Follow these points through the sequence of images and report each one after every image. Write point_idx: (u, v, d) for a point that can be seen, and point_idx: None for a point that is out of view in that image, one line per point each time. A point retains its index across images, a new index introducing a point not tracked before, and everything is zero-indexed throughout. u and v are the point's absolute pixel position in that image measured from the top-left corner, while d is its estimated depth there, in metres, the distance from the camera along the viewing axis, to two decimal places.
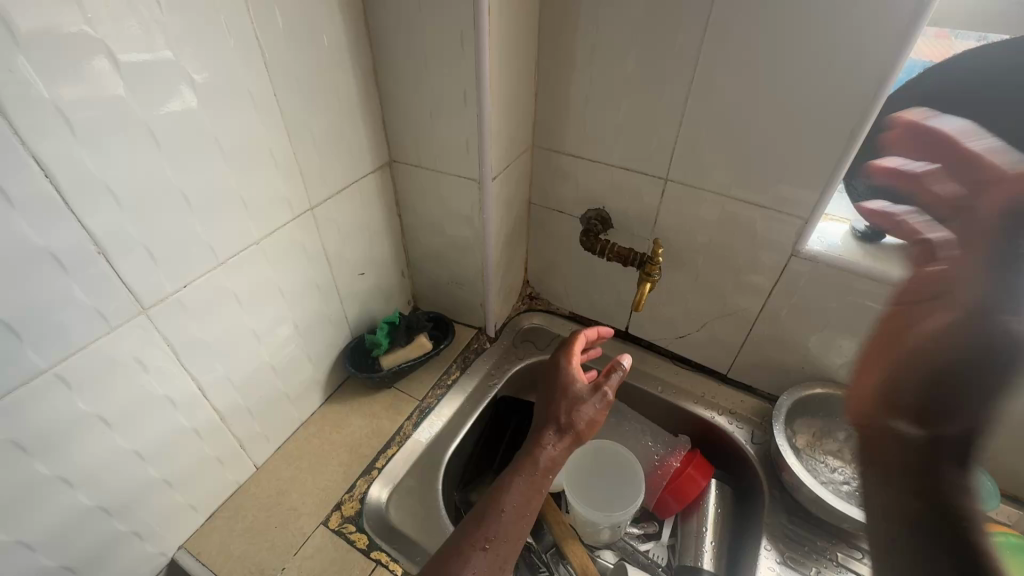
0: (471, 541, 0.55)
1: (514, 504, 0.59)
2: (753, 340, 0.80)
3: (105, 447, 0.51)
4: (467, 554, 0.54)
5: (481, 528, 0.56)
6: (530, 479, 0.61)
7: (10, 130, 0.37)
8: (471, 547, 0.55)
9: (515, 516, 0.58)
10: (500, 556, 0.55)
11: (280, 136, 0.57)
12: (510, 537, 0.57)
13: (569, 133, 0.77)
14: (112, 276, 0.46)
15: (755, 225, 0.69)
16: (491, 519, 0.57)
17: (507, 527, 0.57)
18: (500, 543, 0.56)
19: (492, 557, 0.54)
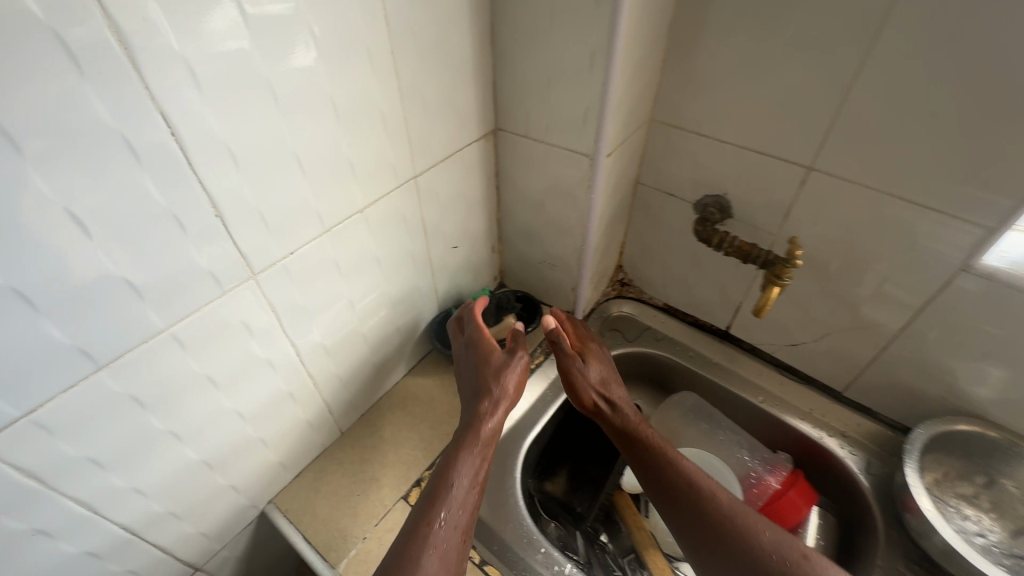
0: (424, 518, 0.52)
1: (466, 478, 0.56)
2: (885, 360, 0.70)
3: (211, 406, 0.51)
4: (427, 534, 0.51)
5: (432, 503, 0.53)
6: (475, 453, 0.57)
7: (140, 84, 0.35)
8: (427, 525, 0.51)
9: (465, 488, 0.55)
10: (456, 527, 0.52)
11: (393, 99, 0.54)
12: (464, 512, 0.54)
13: (695, 107, 0.68)
14: (227, 240, 0.45)
15: (918, 229, 0.58)
16: (444, 495, 0.54)
17: (457, 502, 0.54)
18: (455, 516, 0.53)
19: (448, 531, 0.52)
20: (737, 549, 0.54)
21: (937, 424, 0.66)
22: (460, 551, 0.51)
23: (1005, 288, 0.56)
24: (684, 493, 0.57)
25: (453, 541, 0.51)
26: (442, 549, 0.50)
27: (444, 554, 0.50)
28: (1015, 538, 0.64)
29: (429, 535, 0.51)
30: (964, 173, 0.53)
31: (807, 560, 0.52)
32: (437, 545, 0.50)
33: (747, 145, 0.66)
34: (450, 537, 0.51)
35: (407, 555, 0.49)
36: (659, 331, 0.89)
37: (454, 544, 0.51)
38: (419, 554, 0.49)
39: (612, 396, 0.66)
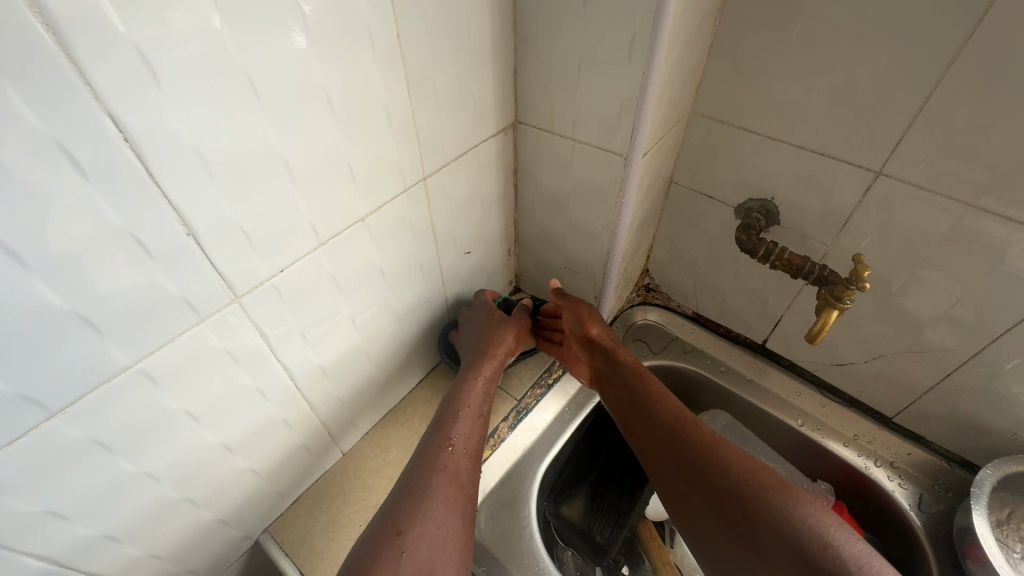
0: (435, 442, 0.54)
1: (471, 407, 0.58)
2: (948, 388, 0.62)
3: (192, 442, 0.45)
4: (435, 454, 0.52)
5: (440, 431, 0.55)
6: (480, 385, 0.60)
7: (78, 79, 0.28)
8: (434, 449, 0.53)
9: (471, 416, 0.57)
10: (465, 450, 0.54)
11: (400, 91, 0.46)
12: (471, 439, 0.56)
13: (745, 100, 0.59)
14: (203, 261, 0.38)
15: (1008, 248, 0.50)
16: (451, 422, 0.56)
17: (464, 429, 0.56)
18: (462, 441, 0.55)
19: (456, 452, 0.53)
20: (714, 479, 0.52)
21: (1007, 466, 0.60)
22: (471, 472, 0.53)
23: None
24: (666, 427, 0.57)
25: (462, 462, 0.53)
26: (452, 467, 0.52)
27: (450, 473, 0.51)
28: None
29: (435, 458, 0.52)
30: None
31: (786, 488, 0.50)
32: (446, 464, 0.52)
33: (805, 145, 0.57)
34: (458, 458, 0.53)
35: (418, 474, 0.50)
36: (687, 342, 0.82)
37: (461, 464, 0.53)
38: (426, 474, 0.50)
39: (605, 334, 0.67)
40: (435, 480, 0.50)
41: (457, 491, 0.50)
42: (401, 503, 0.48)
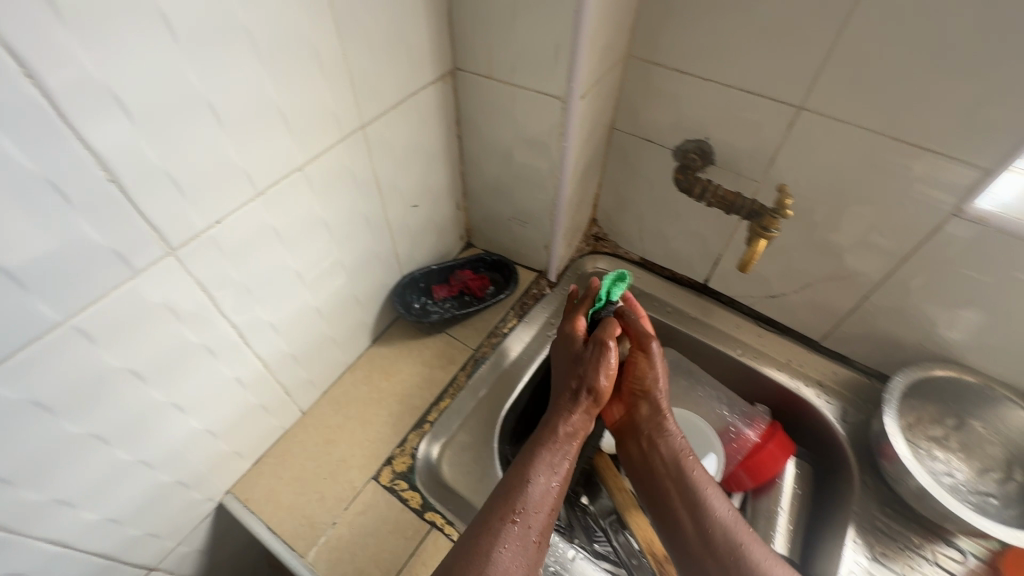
0: (498, 514, 0.50)
1: (547, 475, 0.53)
2: (865, 310, 0.69)
3: (140, 402, 0.45)
4: (498, 531, 0.48)
5: (510, 501, 0.51)
6: (555, 451, 0.56)
7: None
8: (497, 524, 0.49)
9: (546, 486, 0.53)
10: (532, 528, 0.50)
11: (327, 31, 0.45)
12: (544, 511, 0.51)
13: (676, 40, 0.61)
14: (130, 210, 0.37)
15: (911, 173, 0.55)
16: (523, 492, 0.52)
17: (538, 502, 0.51)
18: (530, 516, 0.50)
19: (523, 531, 0.49)
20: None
21: (915, 372, 0.66)
22: (535, 554, 0.49)
23: (995, 233, 0.54)
24: (718, 529, 0.53)
25: (527, 540, 0.49)
26: (514, 549, 0.48)
27: (512, 556, 0.47)
28: (981, 476, 0.65)
29: (497, 536, 0.48)
30: (965, 110, 0.49)
31: None
32: (509, 544, 0.48)
33: (733, 84, 0.60)
34: (523, 537, 0.49)
35: (473, 556, 0.46)
36: (636, 286, 0.85)
37: (526, 545, 0.49)
38: (482, 557, 0.47)
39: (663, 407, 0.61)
40: (495, 563, 0.46)
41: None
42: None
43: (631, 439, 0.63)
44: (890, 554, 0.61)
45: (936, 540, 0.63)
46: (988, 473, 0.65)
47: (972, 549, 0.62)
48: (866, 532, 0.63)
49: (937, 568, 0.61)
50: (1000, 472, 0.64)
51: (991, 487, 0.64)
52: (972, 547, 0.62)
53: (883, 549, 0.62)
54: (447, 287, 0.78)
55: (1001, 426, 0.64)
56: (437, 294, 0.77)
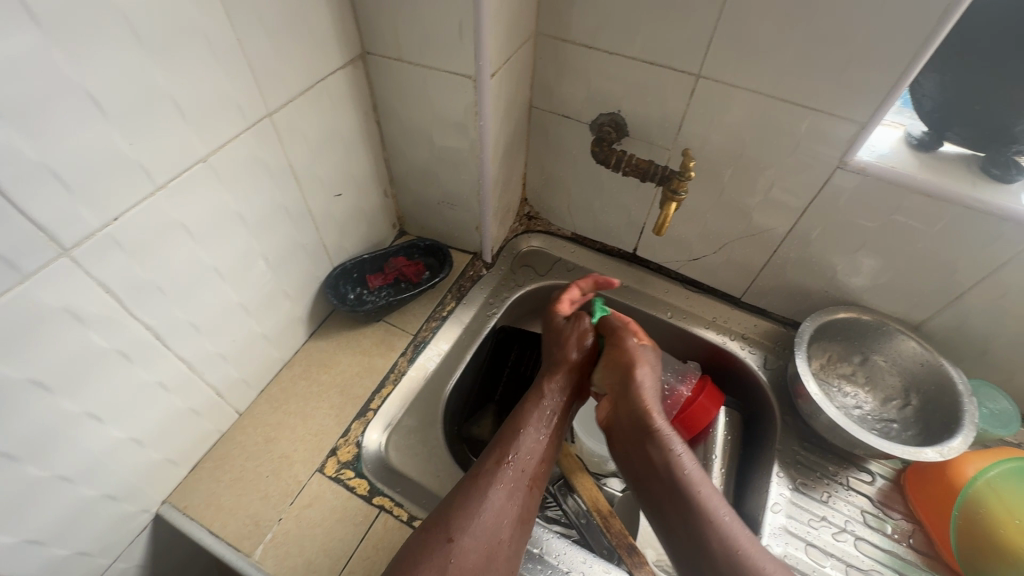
0: (493, 459, 0.55)
1: (537, 425, 0.58)
2: (775, 263, 0.74)
3: (48, 414, 0.42)
4: (494, 474, 0.53)
5: (505, 446, 0.56)
6: (546, 403, 0.60)
7: None
8: (494, 466, 0.54)
9: (536, 435, 0.57)
10: (524, 470, 0.55)
11: (216, 14, 0.43)
12: (534, 457, 0.56)
13: (580, 16, 0.63)
14: (11, 210, 0.35)
15: (799, 130, 0.59)
16: (517, 440, 0.56)
17: (531, 451, 0.56)
18: (523, 460, 0.55)
19: (515, 474, 0.54)
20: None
21: (822, 316, 0.72)
22: (527, 496, 0.54)
23: (875, 180, 0.59)
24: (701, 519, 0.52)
25: (519, 485, 0.54)
26: (508, 490, 0.53)
27: (505, 498, 0.52)
28: (885, 404, 0.72)
29: (493, 478, 0.53)
30: (837, 68, 0.53)
31: None
32: (503, 485, 0.53)
33: (637, 56, 0.62)
34: (516, 481, 0.54)
35: (468, 495, 0.51)
36: (569, 261, 0.88)
37: (519, 487, 0.53)
38: (478, 493, 0.52)
39: (650, 403, 0.58)
40: (490, 501, 0.51)
41: (508, 517, 0.51)
42: (450, 511, 0.50)
43: (620, 436, 0.60)
44: (810, 483, 0.67)
45: (851, 467, 0.69)
46: (891, 401, 0.72)
47: (881, 471, 0.69)
48: (790, 468, 0.69)
49: (851, 491, 0.67)
50: (900, 399, 0.71)
51: (894, 413, 0.71)
52: (881, 470, 0.69)
53: (803, 479, 0.68)
54: (382, 275, 0.77)
55: (898, 357, 0.70)
56: (372, 283, 0.76)
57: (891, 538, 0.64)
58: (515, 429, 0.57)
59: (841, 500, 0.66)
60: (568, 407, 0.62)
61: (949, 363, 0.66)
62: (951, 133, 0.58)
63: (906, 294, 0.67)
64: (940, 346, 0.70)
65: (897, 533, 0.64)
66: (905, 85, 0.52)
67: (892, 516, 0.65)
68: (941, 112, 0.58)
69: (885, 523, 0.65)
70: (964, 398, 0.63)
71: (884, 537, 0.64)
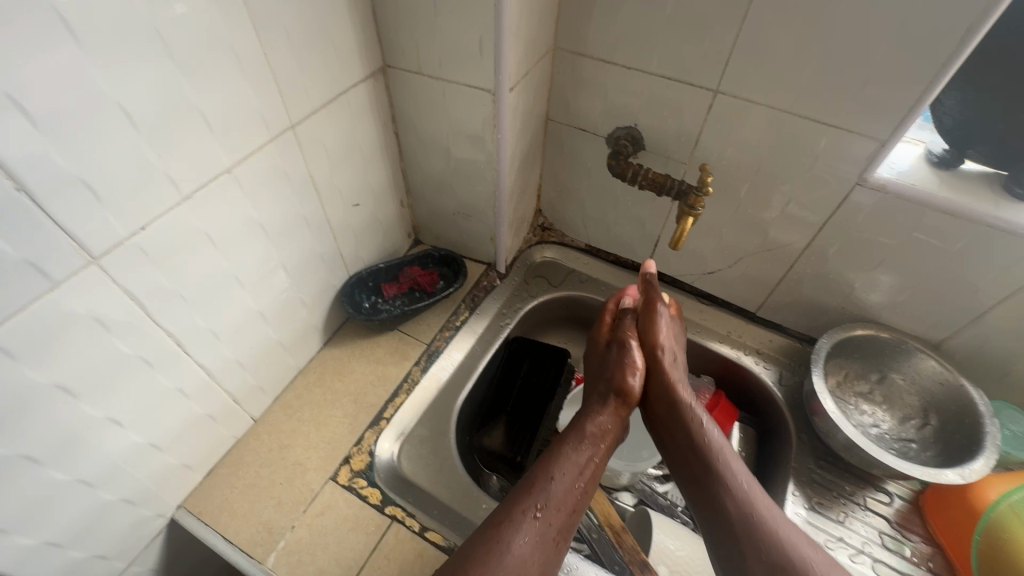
0: (519, 505, 0.50)
1: (572, 474, 0.53)
2: (792, 279, 0.73)
3: (71, 418, 0.43)
4: (519, 521, 0.49)
5: (534, 492, 0.51)
6: (584, 459, 0.55)
7: None
8: (519, 517, 0.49)
9: (570, 482, 0.53)
10: (552, 525, 0.50)
11: (243, 29, 0.44)
12: (564, 510, 0.51)
13: (598, 32, 0.63)
14: (43, 220, 0.36)
15: (817, 147, 0.59)
16: (547, 489, 0.51)
17: (561, 503, 0.51)
18: (551, 513, 0.50)
19: (543, 527, 0.49)
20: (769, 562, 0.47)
21: (839, 333, 0.71)
22: (552, 551, 0.49)
23: (894, 198, 0.59)
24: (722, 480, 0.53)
25: (546, 538, 0.49)
26: (532, 543, 0.48)
27: (531, 551, 0.47)
28: (903, 424, 0.71)
29: (518, 528, 0.48)
30: (856, 87, 0.53)
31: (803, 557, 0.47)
32: (528, 536, 0.48)
33: (654, 71, 0.63)
34: (543, 533, 0.49)
35: (490, 545, 0.46)
36: (583, 273, 0.88)
37: (545, 544, 0.48)
38: (500, 542, 0.47)
39: (677, 381, 0.60)
40: (512, 553, 0.46)
41: (533, 567, 0.47)
42: (465, 559, 0.45)
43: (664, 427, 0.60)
44: (826, 503, 0.66)
45: (868, 487, 0.68)
46: (910, 421, 0.71)
47: (899, 492, 0.68)
48: (805, 487, 0.68)
49: (868, 511, 0.66)
50: (919, 419, 0.70)
51: (912, 433, 0.70)
52: (899, 490, 0.68)
53: (819, 499, 0.67)
54: (397, 284, 0.78)
55: (917, 376, 0.69)
56: (387, 292, 0.77)
57: (910, 562, 0.62)
58: (544, 475, 0.53)
59: (858, 521, 0.65)
60: (604, 455, 0.57)
61: (971, 384, 0.65)
62: (972, 150, 0.58)
63: (925, 312, 0.67)
64: (960, 365, 0.69)
65: (915, 556, 0.63)
66: (927, 103, 0.52)
67: (911, 538, 0.64)
68: (960, 133, 0.57)
69: (903, 546, 0.64)
70: (986, 419, 0.62)
71: (902, 560, 0.62)
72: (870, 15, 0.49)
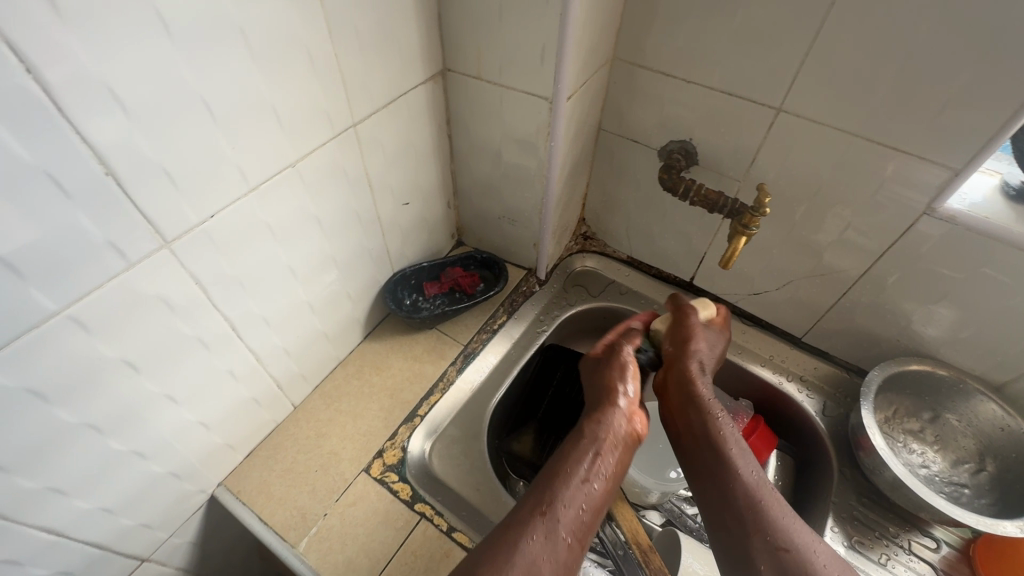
0: (529, 507, 0.48)
1: (583, 470, 0.50)
2: (844, 306, 0.71)
3: (133, 393, 0.45)
4: (528, 522, 0.46)
5: (541, 492, 0.49)
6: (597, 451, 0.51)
7: None
8: (526, 519, 0.46)
9: (583, 484, 0.49)
10: (563, 523, 0.47)
11: (319, 31, 0.46)
12: (575, 510, 0.48)
13: (660, 44, 0.63)
14: (126, 203, 0.38)
15: (883, 172, 0.57)
16: (558, 487, 0.49)
17: (572, 500, 0.48)
18: (564, 511, 0.47)
19: (554, 526, 0.46)
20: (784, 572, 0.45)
21: (892, 366, 0.67)
22: (567, 556, 0.46)
23: (964, 230, 0.56)
24: (769, 541, 0.46)
25: (557, 538, 0.46)
26: (543, 542, 0.45)
27: (540, 551, 0.45)
28: (955, 467, 0.68)
29: (525, 529, 0.46)
30: (930, 113, 0.51)
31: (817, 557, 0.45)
32: (538, 537, 0.45)
33: (714, 86, 0.62)
34: (554, 532, 0.46)
35: (498, 548, 0.44)
36: (623, 284, 0.87)
37: (556, 541, 0.46)
38: (510, 546, 0.44)
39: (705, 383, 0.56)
40: (521, 554, 0.44)
41: (545, 574, 0.44)
42: (473, 568, 0.43)
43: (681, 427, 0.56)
44: (867, 542, 0.63)
45: (913, 530, 0.65)
46: (962, 465, 0.67)
47: (946, 538, 0.64)
48: (846, 524, 0.65)
49: (912, 556, 0.63)
50: (973, 463, 0.67)
51: (964, 478, 0.67)
52: (947, 537, 0.64)
53: (860, 537, 0.64)
54: (438, 284, 0.79)
55: (974, 419, 0.66)
56: (428, 291, 0.78)
57: None
58: (554, 472, 0.50)
59: (901, 565, 0.62)
60: (621, 439, 0.53)
61: None
62: None
63: (989, 353, 0.63)
64: None
65: None
66: (1008, 134, 0.49)
67: None
68: None
69: None
70: None
71: None
72: (951, 41, 0.47)
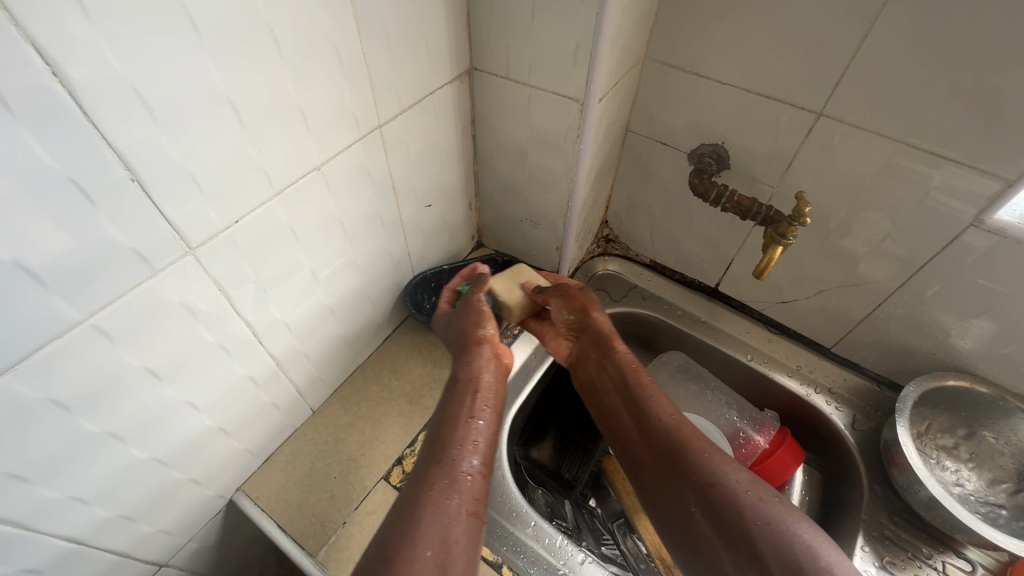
0: (426, 460, 0.46)
1: (468, 412, 0.50)
2: (879, 317, 0.68)
3: (155, 401, 0.44)
4: (432, 471, 0.45)
5: (439, 445, 0.47)
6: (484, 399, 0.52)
7: (7, 19, 0.26)
8: (424, 470, 0.45)
9: (479, 427, 0.49)
10: (465, 467, 0.45)
11: (348, 31, 0.44)
12: (478, 451, 0.47)
13: (696, 44, 0.60)
14: (151, 210, 0.37)
15: (930, 182, 0.55)
16: (454, 435, 0.48)
17: (467, 441, 0.47)
18: (467, 452, 0.46)
19: (458, 469, 0.45)
20: (706, 496, 0.48)
21: (929, 381, 0.65)
22: (475, 498, 0.44)
23: (1015, 244, 0.53)
24: (697, 478, 0.49)
25: (464, 480, 0.44)
26: (447, 486, 0.43)
27: (447, 495, 0.43)
28: (991, 487, 0.65)
29: (427, 479, 0.44)
30: (986, 121, 0.48)
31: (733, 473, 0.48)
32: (441, 485, 0.43)
33: (752, 89, 0.59)
34: (461, 476, 0.44)
35: (404, 502, 0.42)
36: (645, 289, 0.85)
37: (459, 481, 0.44)
38: (414, 497, 0.42)
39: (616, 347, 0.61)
40: (430, 503, 0.42)
41: (456, 514, 0.41)
42: (384, 532, 0.40)
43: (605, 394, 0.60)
44: (899, 563, 0.61)
45: (946, 551, 0.63)
46: (999, 484, 0.65)
47: (981, 560, 0.62)
48: (878, 543, 0.63)
49: None
50: (1011, 483, 0.64)
51: (1002, 498, 0.64)
52: (982, 559, 0.62)
53: (892, 558, 0.62)
54: None
55: (1013, 438, 0.64)
56: None
57: None
58: (445, 422, 0.49)
59: None
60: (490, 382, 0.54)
61: None
62: None
63: None
64: None
65: None
66: None
67: None
68: None
69: None
70: None
71: None
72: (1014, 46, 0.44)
